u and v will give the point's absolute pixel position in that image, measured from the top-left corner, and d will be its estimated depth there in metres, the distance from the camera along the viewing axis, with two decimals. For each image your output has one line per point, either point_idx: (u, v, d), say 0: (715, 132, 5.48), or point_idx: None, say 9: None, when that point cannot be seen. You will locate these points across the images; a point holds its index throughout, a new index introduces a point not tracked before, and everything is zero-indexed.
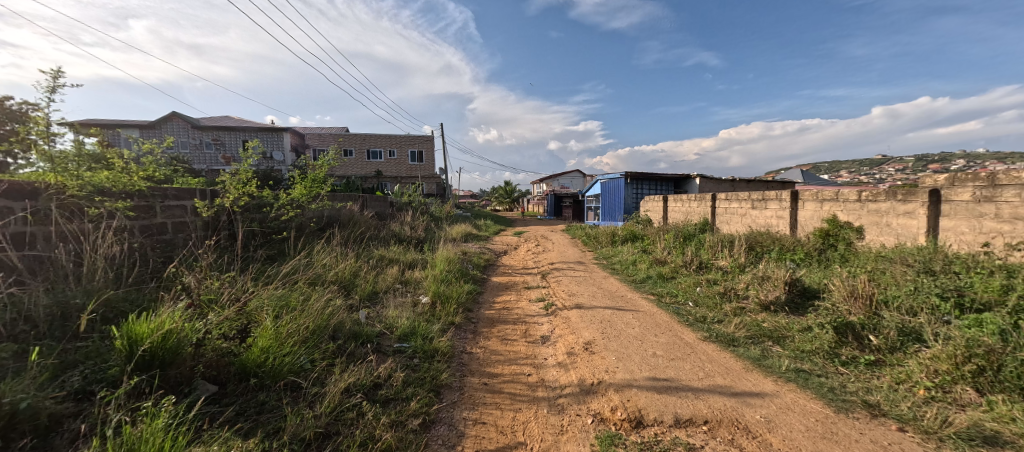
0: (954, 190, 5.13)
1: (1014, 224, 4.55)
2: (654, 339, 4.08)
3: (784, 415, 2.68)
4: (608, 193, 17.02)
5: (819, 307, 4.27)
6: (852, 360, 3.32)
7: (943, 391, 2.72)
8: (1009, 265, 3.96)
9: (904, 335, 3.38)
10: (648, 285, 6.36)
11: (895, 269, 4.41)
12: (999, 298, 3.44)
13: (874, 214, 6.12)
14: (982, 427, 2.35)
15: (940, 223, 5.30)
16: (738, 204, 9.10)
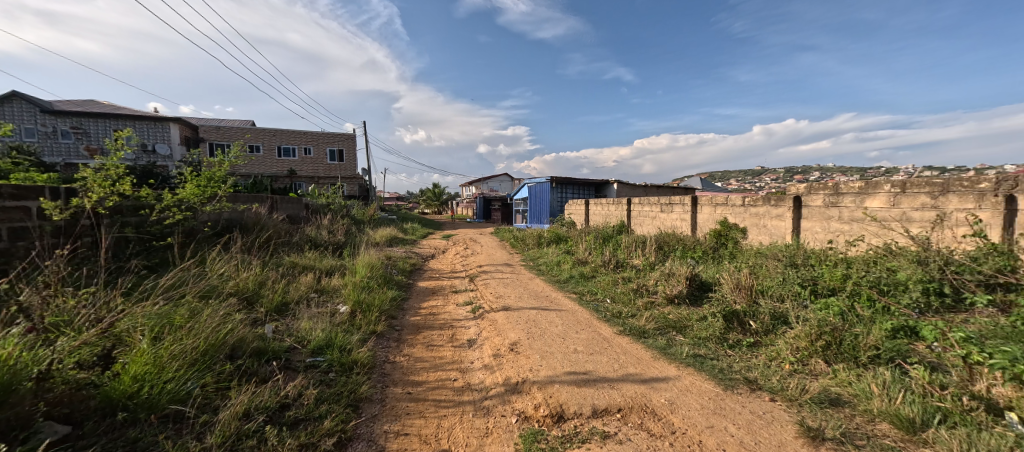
0: (811, 196, 6.20)
1: (851, 225, 5.63)
2: (575, 336, 4.29)
3: (684, 396, 3.00)
4: (534, 196, 17.55)
5: (712, 298, 4.85)
6: (737, 343, 3.83)
7: (803, 364, 3.26)
8: (849, 258, 4.88)
9: (775, 319, 3.98)
10: (570, 284, 6.68)
11: (770, 264, 5.18)
12: (841, 285, 4.22)
13: (755, 217, 7.11)
14: (829, 391, 2.87)
15: (801, 224, 6.35)
16: (649, 208, 9.97)
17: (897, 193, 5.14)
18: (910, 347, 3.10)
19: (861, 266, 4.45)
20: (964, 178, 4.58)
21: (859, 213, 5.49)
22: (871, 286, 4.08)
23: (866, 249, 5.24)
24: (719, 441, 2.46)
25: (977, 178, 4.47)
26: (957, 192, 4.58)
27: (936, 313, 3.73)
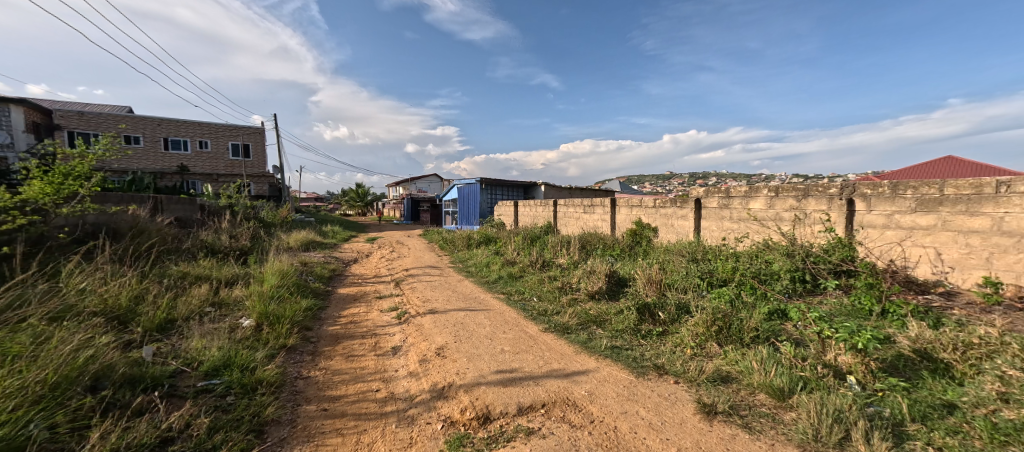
0: (708, 199, 7.01)
1: (739, 223, 6.47)
2: (503, 336, 4.34)
3: (603, 386, 3.20)
4: (463, 197, 17.43)
5: (628, 292, 5.24)
6: (648, 333, 4.18)
7: (701, 348, 3.67)
8: (737, 252, 5.61)
9: (679, 309, 4.43)
10: (499, 285, 6.75)
11: (676, 259, 5.76)
12: (731, 277, 4.83)
13: (664, 217, 7.82)
14: (721, 371, 3.26)
15: (701, 223, 7.14)
16: (574, 209, 10.46)
17: (772, 196, 6.03)
18: (781, 328, 3.66)
19: (746, 259, 5.15)
20: (820, 185, 5.54)
21: (745, 214, 6.33)
22: (754, 276, 4.73)
23: (750, 244, 6.07)
24: (631, 425, 2.67)
25: (829, 185, 5.42)
26: (815, 196, 5.51)
27: (800, 297, 4.45)
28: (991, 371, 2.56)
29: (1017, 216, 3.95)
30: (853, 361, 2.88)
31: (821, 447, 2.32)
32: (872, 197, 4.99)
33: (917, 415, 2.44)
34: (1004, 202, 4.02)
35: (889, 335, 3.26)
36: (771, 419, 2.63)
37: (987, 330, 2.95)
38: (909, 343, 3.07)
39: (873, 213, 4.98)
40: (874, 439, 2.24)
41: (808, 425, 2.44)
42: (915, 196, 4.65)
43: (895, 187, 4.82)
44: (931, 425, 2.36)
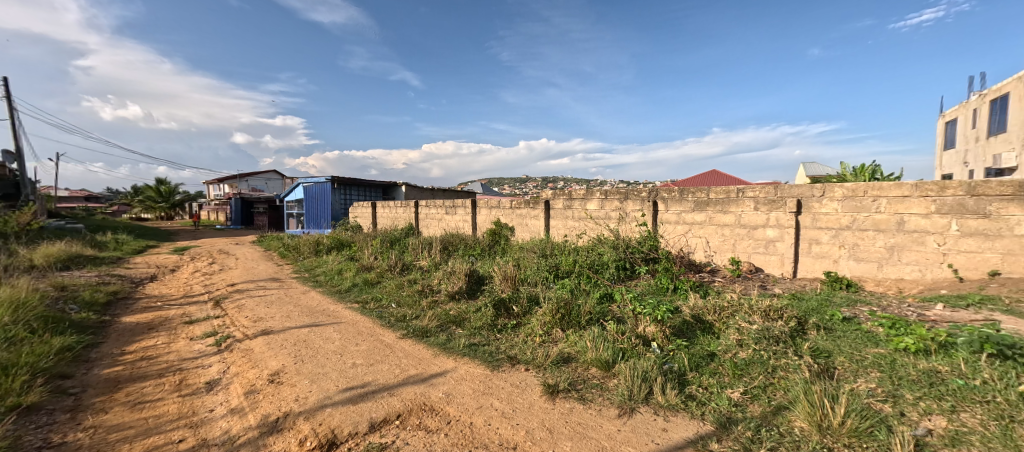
0: (555, 200, 7.81)
1: (580, 222, 7.40)
2: (354, 349, 4.00)
3: (459, 385, 3.25)
4: (310, 198, 15.48)
5: (486, 290, 5.43)
6: (503, 327, 4.42)
7: (547, 334, 4.05)
8: (577, 247, 6.40)
9: (530, 301, 4.81)
10: (353, 293, 6.19)
11: (528, 256, 6.24)
12: (572, 269, 5.49)
13: (519, 217, 8.38)
14: (563, 353, 3.67)
15: (550, 222, 7.90)
16: (435, 210, 10.33)
17: (603, 199, 7.06)
18: (609, 309, 4.31)
19: (584, 253, 5.93)
20: (637, 189, 6.73)
21: (583, 213, 7.29)
22: (590, 268, 5.49)
23: (588, 240, 7.02)
24: (485, 418, 2.77)
25: (641, 189, 6.65)
26: (633, 199, 6.70)
27: (624, 282, 5.36)
28: (733, 326, 3.53)
29: (747, 213, 5.64)
30: (655, 330, 3.59)
31: (634, 403, 2.84)
32: (668, 200, 6.36)
33: (693, 365, 3.19)
34: (741, 203, 5.69)
35: (678, 307, 4.20)
36: (599, 388, 3.09)
37: (733, 296, 4.08)
38: (690, 311, 4.00)
39: (670, 212, 6.33)
40: (667, 389, 2.86)
41: (625, 389, 2.94)
42: (694, 199, 6.10)
43: (683, 192, 6.23)
44: (702, 371, 3.13)
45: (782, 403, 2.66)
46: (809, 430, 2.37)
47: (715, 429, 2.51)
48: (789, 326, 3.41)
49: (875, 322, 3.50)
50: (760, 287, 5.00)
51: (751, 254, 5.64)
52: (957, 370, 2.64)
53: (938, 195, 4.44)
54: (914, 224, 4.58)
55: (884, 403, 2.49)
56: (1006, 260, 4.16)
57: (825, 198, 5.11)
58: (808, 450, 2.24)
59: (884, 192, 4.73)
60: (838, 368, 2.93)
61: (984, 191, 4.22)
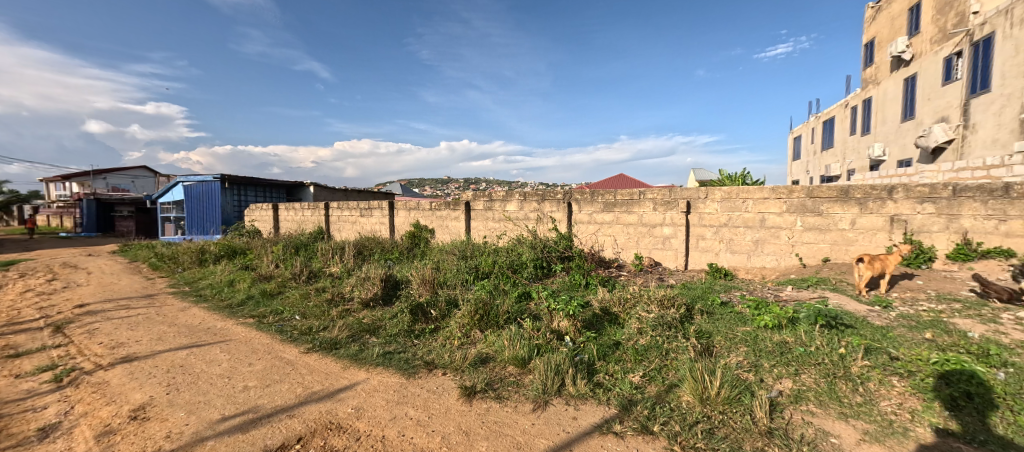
0: (476, 202, 7.78)
1: (500, 223, 7.48)
2: (247, 370, 3.55)
3: (371, 397, 3.08)
4: (194, 199, 13.41)
5: (403, 294, 5.20)
6: (421, 332, 4.28)
7: (466, 336, 4.02)
8: (497, 248, 6.46)
9: (449, 304, 4.72)
10: (248, 307, 5.48)
11: (448, 258, 6.13)
12: (491, 270, 5.51)
13: (438, 219, 8.19)
14: (481, 353, 3.67)
15: (471, 224, 7.87)
16: (348, 212, 9.65)
17: (522, 200, 7.20)
18: (527, 307, 4.42)
19: (503, 253, 6.01)
20: (554, 191, 7.01)
21: (502, 215, 7.38)
22: (509, 268, 5.58)
23: (508, 240, 7.14)
24: (399, 429, 2.66)
25: (557, 191, 6.93)
26: (549, 200, 6.96)
27: (541, 281, 5.55)
28: (635, 316, 3.87)
29: (648, 213, 6.23)
30: (568, 325, 3.77)
31: (547, 396, 2.96)
32: (581, 201, 6.74)
33: (601, 355, 3.42)
34: (642, 204, 6.26)
35: (589, 301, 4.48)
36: (515, 386, 3.15)
37: (636, 289, 4.47)
38: (599, 304, 4.28)
39: (583, 213, 6.72)
40: (577, 380, 3.02)
41: (539, 384, 3.05)
42: (603, 200, 6.56)
43: (593, 194, 6.66)
44: (608, 359, 3.37)
45: (673, 381, 2.98)
46: (694, 403, 2.70)
47: (618, 412, 2.73)
48: (680, 313, 3.84)
49: (745, 304, 4.11)
50: (659, 279, 5.57)
51: (651, 250, 6.24)
52: (800, 340, 3.22)
53: (788, 197, 5.42)
54: (772, 221, 5.52)
55: (749, 373, 2.94)
56: (833, 249, 5.23)
57: (708, 199, 5.87)
58: (692, 420, 2.55)
59: (751, 195, 5.61)
60: (717, 346, 3.38)
61: (819, 194, 5.25)
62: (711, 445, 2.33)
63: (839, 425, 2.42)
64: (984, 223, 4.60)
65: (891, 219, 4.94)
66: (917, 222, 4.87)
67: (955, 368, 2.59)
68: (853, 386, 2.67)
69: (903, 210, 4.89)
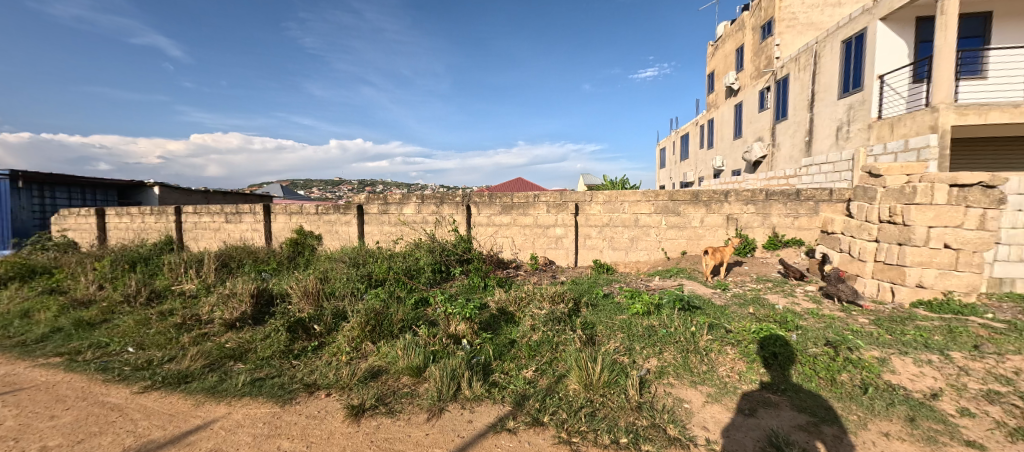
0: (369, 205, 7.27)
1: (396, 227, 7.11)
2: (49, 428, 2.74)
3: (233, 436, 2.64)
4: None
5: (278, 310, 4.54)
6: (302, 351, 3.81)
7: (356, 350, 3.70)
8: (393, 253, 6.12)
9: (337, 317, 4.30)
10: (54, 343, 4.23)
11: (336, 266, 5.58)
12: (385, 277, 5.18)
13: (326, 224, 7.45)
14: (372, 367, 3.43)
15: (363, 228, 7.33)
16: (210, 218, 8.20)
17: (419, 203, 6.94)
18: (423, 313, 4.26)
19: (399, 259, 5.72)
20: (452, 194, 6.91)
21: (398, 219, 7.03)
22: (405, 273, 5.32)
23: (405, 245, 6.83)
24: None
25: (456, 193, 6.83)
26: (448, 203, 6.82)
27: (440, 285, 5.43)
28: (529, 313, 4.04)
29: (542, 215, 6.56)
30: (465, 328, 3.74)
31: (443, 403, 2.90)
32: (480, 204, 6.77)
33: (497, 354, 3.47)
34: (537, 207, 6.57)
35: (487, 303, 4.53)
36: (410, 397, 3.02)
37: (530, 287, 4.66)
38: (495, 305, 4.35)
39: (481, 215, 6.78)
40: (474, 383, 3.02)
41: (434, 391, 2.97)
42: (501, 203, 6.70)
43: (491, 196, 6.74)
44: (504, 358, 3.45)
45: (561, 372, 3.18)
46: (580, 390, 2.91)
47: (512, 408, 2.81)
48: (568, 307, 4.13)
49: (623, 295, 4.60)
50: (551, 277, 5.92)
51: (545, 249, 6.60)
52: (664, 323, 3.72)
53: (656, 199, 6.23)
54: (645, 221, 6.29)
55: (625, 356, 3.28)
56: (689, 243, 6.19)
57: (593, 201, 6.44)
58: (578, 405, 2.76)
59: (628, 198, 6.30)
60: (599, 334, 3.70)
61: (678, 197, 6.15)
62: (593, 426, 2.54)
63: (691, 392, 2.87)
64: (786, 219, 5.93)
65: (727, 217, 6.05)
66: (745, 220, 6.03)
67: (768, 335, 3.27)
68: (701, 357, 3.18)
69: (735, 210, 6.03)
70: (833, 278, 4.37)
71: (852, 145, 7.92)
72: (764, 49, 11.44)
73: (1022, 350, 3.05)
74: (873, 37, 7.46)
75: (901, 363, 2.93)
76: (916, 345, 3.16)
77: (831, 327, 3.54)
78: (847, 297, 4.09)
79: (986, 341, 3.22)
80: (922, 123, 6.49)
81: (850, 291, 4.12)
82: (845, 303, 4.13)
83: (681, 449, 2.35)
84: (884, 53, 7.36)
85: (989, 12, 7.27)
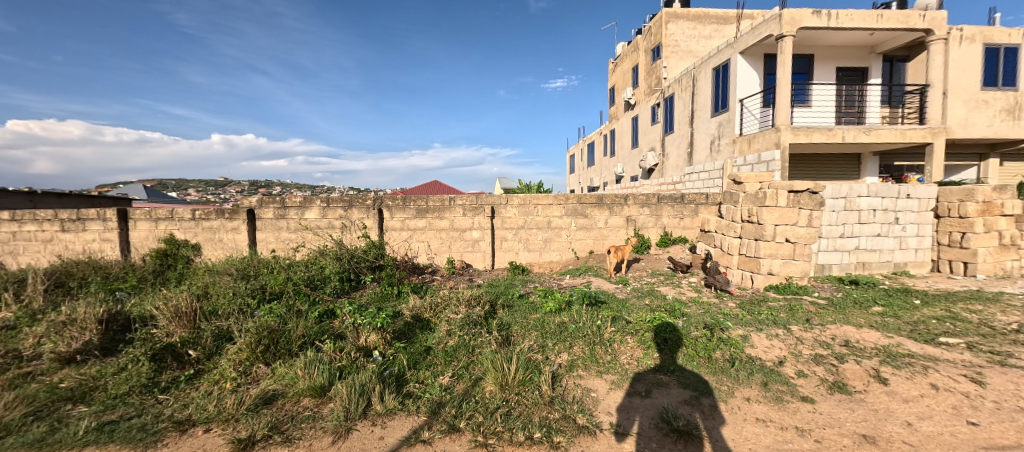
0: (262, 209, 6.50)
1: (295, 233, 6.48)
2: None
3: None
4: None
5: (137, 337, 3.73)
6: (171, 383, 3.18)
7: (245, 375, 3.23)
8: (293, 262, 5.56)
9: (219, 338, 3.68)
10: None
11: (220, 280, 4.86)
12: (283, 288, 4.63)
13: (207, 231, 6.50)
14: (266, 392, 3.04)
15: (255, 236, 6.54)
16: (37, 227, 6.58)
17: (324, 207, 6.41)
18: (329, 326, 3.90)
19: (300, 267, 5.20)
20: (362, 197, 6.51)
21: (299, 224, 6.41)
22: (307, 284, 4.84)
23: (307, 253, 6.25)
24: None
25: (366, 196, 6.43)
26: (357, 206, 6.40)
27: (348, 294, 5.07)
28: (445, 318, 3.98)
29: (458, 218, 6.53)
30: (376, 339, 3.54)
31: (350, 422, 2.71)
32: (393, 207, 6.49)
33: (411, 364, 3.34)
34: (453, 210, 6.51)
35: (400, 310, 4.34)
36: (312, 420, 2.76)
37: (446, 292, 4.59)
38: (410, 312, 4.20)
39: (394, 220, 6.51)
40: (385, 396, 2.88)
41: (340, 411, 2.76)
42: (415, 207, 6.49)
43: (405, 200, 6.49)
44: (419, 366, 3.35)
45: (478, 375, 3.19)
46: (496, 391, 2.96)
47: (427, 418, 2.74)
48: (485, 310, 4.17)
49: (537, 294, 4.79)
50: (468, 280, 5.92)
51: (462, 253, 6.58)
52: (573, 318, 3.96)
53: (566, 202, 6.60)
54: (557, 222, 6.63)
55: (538, 353, 3.41)
56: (596, 243, 6.68)
57: (509, 205, 6.59)
58: (494, 407, 2.80)
59: (541, 201, 6.58)
60: (514, 334, 3.80)
61: (585, 200, 6.60)
62: (508, 425, 2.60)
63: (597, 381, 3.10)
64: (674, 220, 6.74)
65: (626, 218, 6.66)
66: (642, 220, 6.71)
67: (660, 323, 3.68)
68: (605, 349, 3.45)
69: (634, 212, 6.68)
70: (711, 270, 5.07)
71: (722, 157, 9.29)
72: (654, 70, 12.87)
73: (838, 320, 3.87)
74: (736, 66, 8.84)
75: (758, 338, 3.52)
76: (769, 322, 3.83)
77: (709, 312, 4.10)
78: (721, 286, 4.78)
79: (815, 315, 4.03)
80: (770, 140, 7.88)
81: (723, 281, 4.82)
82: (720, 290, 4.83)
83: (588, 435, 2.52)
84: (744, 80, 8.77)
85: (812, 53, 9.11)
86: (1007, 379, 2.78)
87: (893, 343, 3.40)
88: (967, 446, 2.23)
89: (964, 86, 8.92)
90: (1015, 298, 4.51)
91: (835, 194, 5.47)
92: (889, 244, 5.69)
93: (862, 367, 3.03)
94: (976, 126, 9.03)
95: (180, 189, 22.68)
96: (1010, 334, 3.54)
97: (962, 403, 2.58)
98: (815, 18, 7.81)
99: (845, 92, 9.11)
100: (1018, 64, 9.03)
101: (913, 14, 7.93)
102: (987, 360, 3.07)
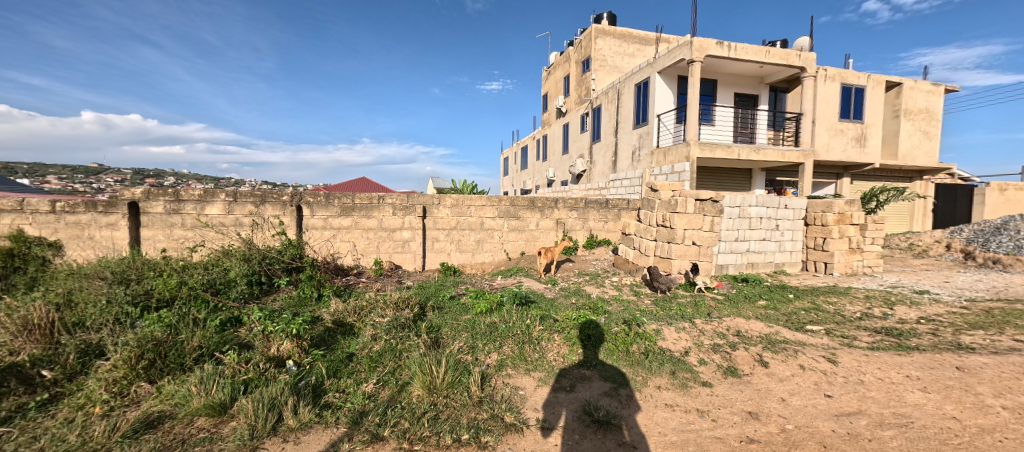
0: (149, 203, 5.65)
1: (192, 231, 5.74)
2: None
3: None
4: None
5: None
6: (14, 411, 2.60)
7: (120, 397, 2.78)
8: (192, 263, 4.93)
9: (86, 355, 3.13)
10: None
11: (91, 285, 4.11)
12: (175, 294, 4.03)
13: (73, 227, 5.52)
14: (148, 414, 2.64)
15: (140, 233, 5.69)
16: None
17: (230, 202, 5.76)
18: (232, 335, 3.49)
19: (198, 270, 4.59)
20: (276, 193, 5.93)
21: (197, 220, 5.68)
22: (206, 288, 4.28)
23: (209, 252, 5.57)
24: None
25: (282, 192, 5.92)
26: (271, 202, 5.85)
27: (258, 299, 4.61)
28: (370, 322, 3.80)
29: (388, 217, 6.28)
30: (291, 347, 3.26)
31: (256, 441, 2.47)
32: (314, 205, 6.04)
33: (330, 373, 3.14)
34: (381, 209, 6.25)
35: (320, 315, 4.06)
36: (208, 442, 2.46)
37: (372, 295, 4.38)
38: (331, 317, 3.93)
39: (316, 218, 6.07)
40: (299, 410, 2.66)
41: (244, 429, 2.51)
42: (340, 204, 6.12)
43: (328, 197, 6.08)
44: (340, 375, 3.15)
45: (405, 380, 3.09)
46: (423, 395, 2.90)
47: (348, 429, 2.60)
48: (413, 312, 4.07)
49: (469, 295, 4.79)
50: (396, 282, 5.74)
51: (392, 253, 6.35)
52: (504, 319, 4.04)
53: (499, 204, 6.70)
54: (490, 224, 6.69)
55: (467, 355, 3.40)
56: (527, 245, 6.87)
57: (441, 205, 6.50)
58: (421, 411, 2.75)
59: (473, 202, 6.59)
60: (443, 336, 3.75)
61: (517, 203, 6.75)
62: (435, 429, 2.57)
63: (525, 379, 3.19)
64: (599, 223, 7.19)
65: (556, 221, 6.94)
66: (570, 223, 7.05)
67: (585, 321, 3.89)
68: (534, 347, 3.56)
69: (563, 215, 6.99)
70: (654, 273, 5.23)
71: (642, 167, 10.07)
72: (584, 81, 13.54)
73: (731, 313, 4.44)
74: (656, 84, 9.63)
75: (668, 332, 3.88)
76: (677, 317, 4.25)
77: (628, 309, 4.44)
78: (669, 285, 5.02)
79: (714, 310, 4.56)
80: (682, 153, 8.74)
81: (668, 280, 5.06)
82: (692, 285, 5.26)
83: (516, 433, 2.59)
84: (661, 98, 9.62)
85: (716, 79, 10.28)
86: (853, 357, 3.41)
87: (773, 331, 3.97)
88: (824, 415, 2.69)
89: (828, 117, 10.71)
90: (859, 291, 5.52)
91: (732, 203, 6.25)
92: (771, 247, 6.62)
93: (749, 353, 3.50)
94: (836, 151, 10.91)
95: (33, 175, 18.70)
96: (855, 321, 4.34)
97: (821, 379, 3.10)
98: (718, 48, 8.83)
99: (741, 114, 10.42)
100: (865, 101, 11.06)
101: (792, 53, 9.30)
102: (840, 343, 3.74)
